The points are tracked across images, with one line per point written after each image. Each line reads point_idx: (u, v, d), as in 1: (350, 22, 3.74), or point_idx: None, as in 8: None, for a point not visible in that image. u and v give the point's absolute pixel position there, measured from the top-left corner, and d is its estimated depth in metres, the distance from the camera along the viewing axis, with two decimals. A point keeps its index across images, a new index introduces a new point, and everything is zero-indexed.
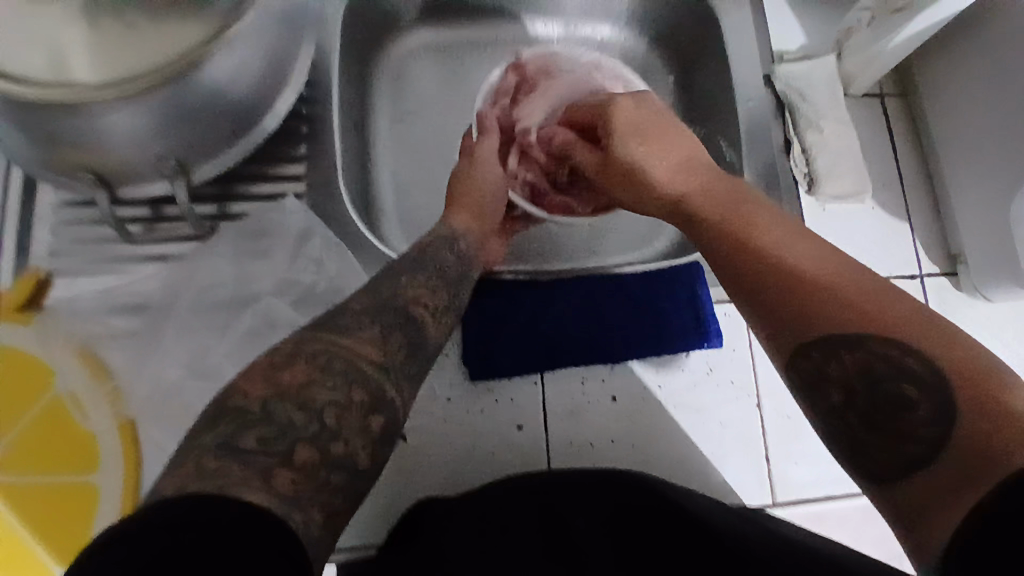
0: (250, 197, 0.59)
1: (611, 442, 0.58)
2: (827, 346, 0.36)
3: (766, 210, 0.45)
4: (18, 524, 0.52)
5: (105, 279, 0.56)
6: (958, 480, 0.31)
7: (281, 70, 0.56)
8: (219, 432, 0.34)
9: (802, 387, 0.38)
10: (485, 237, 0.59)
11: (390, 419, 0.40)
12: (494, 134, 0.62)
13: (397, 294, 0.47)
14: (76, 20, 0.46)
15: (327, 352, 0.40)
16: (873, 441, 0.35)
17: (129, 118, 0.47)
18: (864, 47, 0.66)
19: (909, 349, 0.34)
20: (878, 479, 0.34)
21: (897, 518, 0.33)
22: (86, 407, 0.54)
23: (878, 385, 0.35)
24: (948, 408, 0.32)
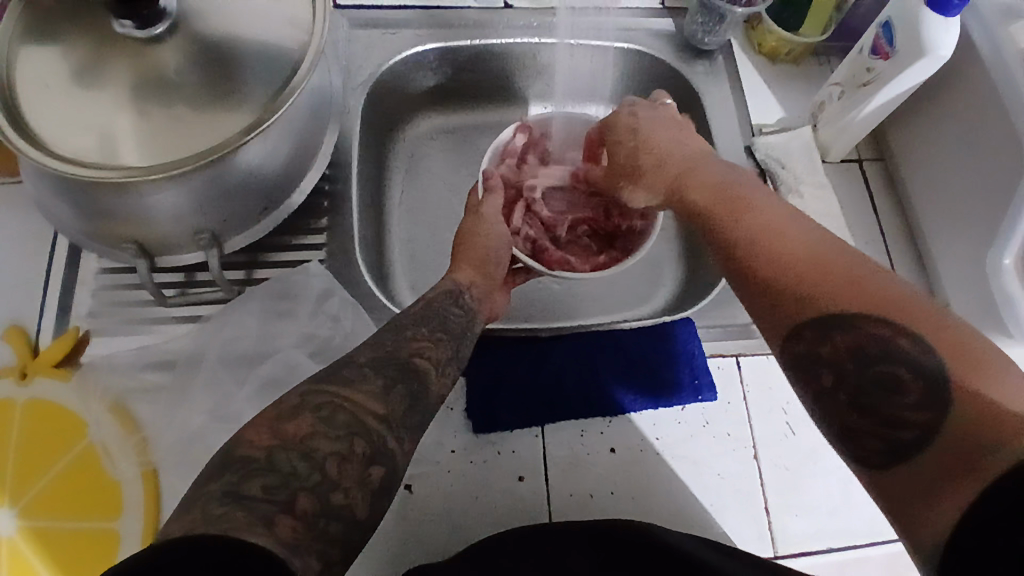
0: (275, 264, 0.65)
1: (611, 494, 0.60)
2: (822, 326, 0.43)
3: (762, 205, 0.52)
4: (43, 569, 0.55)
5: (140, 337, 0.62)
6: (946, 467, 0.36)
7: (309, 152, 0.63)
8: (225, 481, 0.37)
9: (801, 365, 0.44)
10: (490, 290, 0.63)
11: (389, 471, 0.43)
12: (498, 193, 0.68)
13: (401, 347, 0.51)
14: (131, 115, 0.53)
15: (331, 403, 0.44)
16: (867, 425, 0.40)
17: (173, 196, 0.54)
18: (836, 119, 0.72)
19: (901, 332, 0.40)
20: (875, 464, 0.40)
21: (892, 500, 0.38)
22: (115, 456, 0.58)
23: (870, 367, 0.41)
24: (937, 396, 0.38)
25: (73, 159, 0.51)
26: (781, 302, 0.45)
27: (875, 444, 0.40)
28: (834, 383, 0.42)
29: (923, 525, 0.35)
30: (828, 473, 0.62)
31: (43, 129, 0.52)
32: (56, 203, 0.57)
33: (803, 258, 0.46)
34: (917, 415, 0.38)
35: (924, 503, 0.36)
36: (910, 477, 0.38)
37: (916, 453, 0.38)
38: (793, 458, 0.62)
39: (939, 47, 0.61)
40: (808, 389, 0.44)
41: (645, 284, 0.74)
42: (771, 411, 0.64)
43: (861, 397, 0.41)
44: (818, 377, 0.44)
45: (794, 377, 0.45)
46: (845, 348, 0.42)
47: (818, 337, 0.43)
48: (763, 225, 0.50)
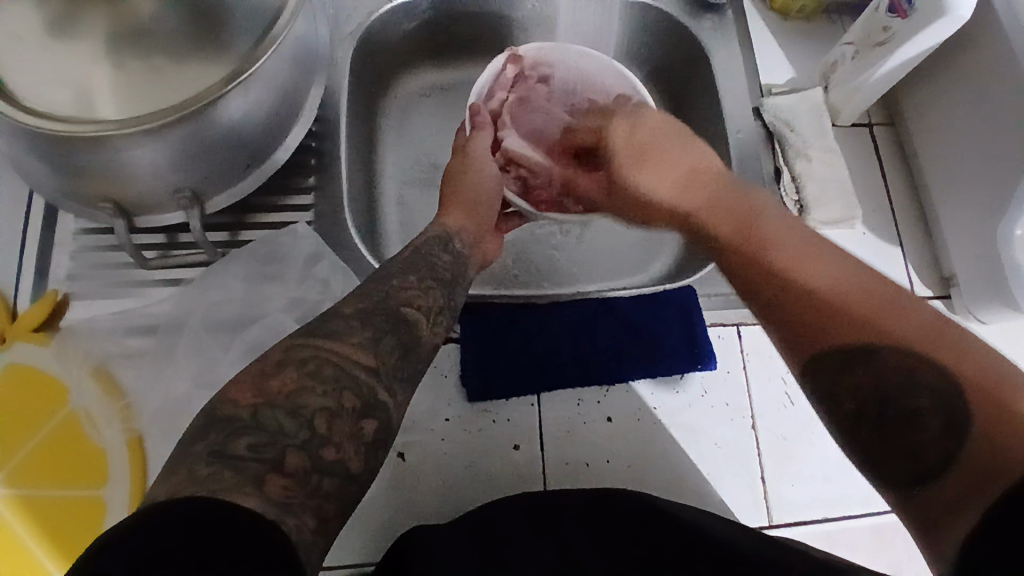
0: (261, 225, 0.62)
1: (607, 462, 0.59)
2: (841, 362, 0.41)
3: (771, 225, 0.51)
4: (34, 542, 0.53)
5: (121, 301, 0.59)
6: (972, 485, 0.33)
7: (293, 107, 0.60)
8: (210, 441, 0.35)
9: (821, 397, 0.42)
10: (482, 235, 0.61)
11: (383, 422, 0.41)
12: (486, 130, 0.65)
13: (390, 296, 0.48)
14: (105, 63, 0.50)
15: (316, 357, 0.41)
16: (892, 449, 0.38)
17: (150, 153, 0.51)
18: (847, 80, 0.69)
19: (923, 364, 0.38)
20: (901, 489, 0.37)
21: (915, 521, 0.36)
22: (99, 422, 0.56)
23: (895, 397, 0.39)
24: (955, 416, 0.36)
25: (44, 114, 0.48)
26: (800, 333, 0.43)
27: (893, 466, 0.38)
28: (856, 411, 0.40)
29: (944, 539, 0.34)
30: (826, 442, 0.61)
31: (12, 81, 0.49)
32: (26, 158, 0.54)
33: (826, 288, 0.43)
34: (937, 439, 0.36)
35: (939, 517, 0.35)
36: (935, 496, 0.35)
37: (938, 474, 0.35)
38: (792, 426, 0.62)
39: (958, 7, 0.58)
40: (828, 415, 0.42)
41: (643, 250, 0.72)
42: (770, 379, 0.63)
43: (881, 423, 0.39)
44: (836, 404, 0.41)
45: (815, 407, 0.43)
46: (864, 377, 0.40)
47: (840, 370, 0.41)
48: (785, 246, 0.48)
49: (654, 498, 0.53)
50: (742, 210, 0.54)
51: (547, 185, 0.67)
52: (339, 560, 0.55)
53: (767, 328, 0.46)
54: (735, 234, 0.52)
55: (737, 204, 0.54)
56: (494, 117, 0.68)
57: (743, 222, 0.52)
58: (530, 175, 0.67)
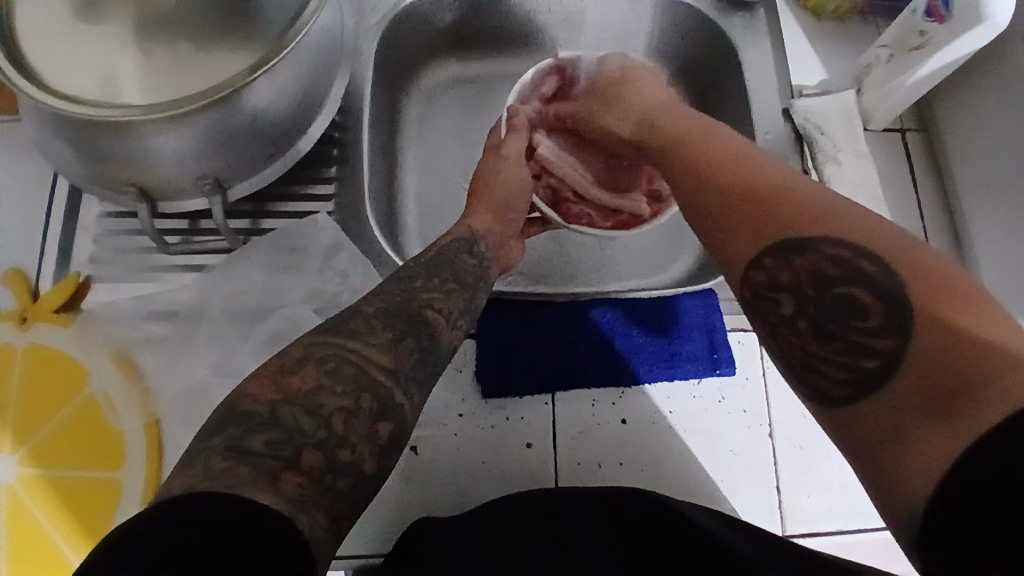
0: (283, 214, 0.62)
1: (620, 466, 0.59)
2: (781, 251, 0.39)
3: (722, 137, 0.50)
4: (53, 528, 0.54)
5: (142, 287, 0.60)
6: (928, 411, 0.32)
7: (317, 97, 0.59)
8: (229, 435, 0.35)
9: (756, 297, 0.40)
10: (505, 239, 0.61)
11: (397, 425, 0.41)
12: (522, 133, 0.65)
13: (412, 297, 0.48)
14: (133, 50, 0.50)
15: (337, 355, 0.41)
16: (834, 357, 0.36)
17: (174, 139, 0.50)
18: (880, 84, 0.67)
19: (860, 251, 0.37)
20: (837, 403, 0.36)
21: (854, 444, 0.35)
22: (117, 406, 0.57)
23: (834, 290, 0.37)
24: (901, 320, 0.34)
25: (72, 99, 0.48)
26: (735, 234, 0.42)
27: (836, 376, 0.36)
28: (795, 311, 0.38)
29: (901, 475, 0.31)
30: (843, 454, 0.60)
31: (42, 65, 0.49)
32: (53, 142, 0.54)
33: (751, 180, 0.44)
34: (882, 343, 0.34)
35: (890, 442, 0.33)
36: (876, 414, 0.34)
37: (882, 386, 0.34)
38: (809, 437, 0.60)
39: (996, 15, 0.57)
40: (767, 319, 0.40)
41: (664, 251, 0.71)
42: (789, 388, 0.62)
43: (822, 325, 0.37)
44: (776, 306, 0.39)
45: (754, 310, 0.41)
46: (803, 270, 0.38)
47: (779, 262, 0.39)
48: (724, 153, 0.48)
49: (661, 495, 0.53)
50: (697, 127, 0.53)
51: (578, 197, 0.66)
52: (349, 552, 0.56)
53: (702, 226, 0.45)
54: (673, 145, 0.53)
55: (674, 117, 0.56)
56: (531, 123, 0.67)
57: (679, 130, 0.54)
58: (560, 184, 0.66)
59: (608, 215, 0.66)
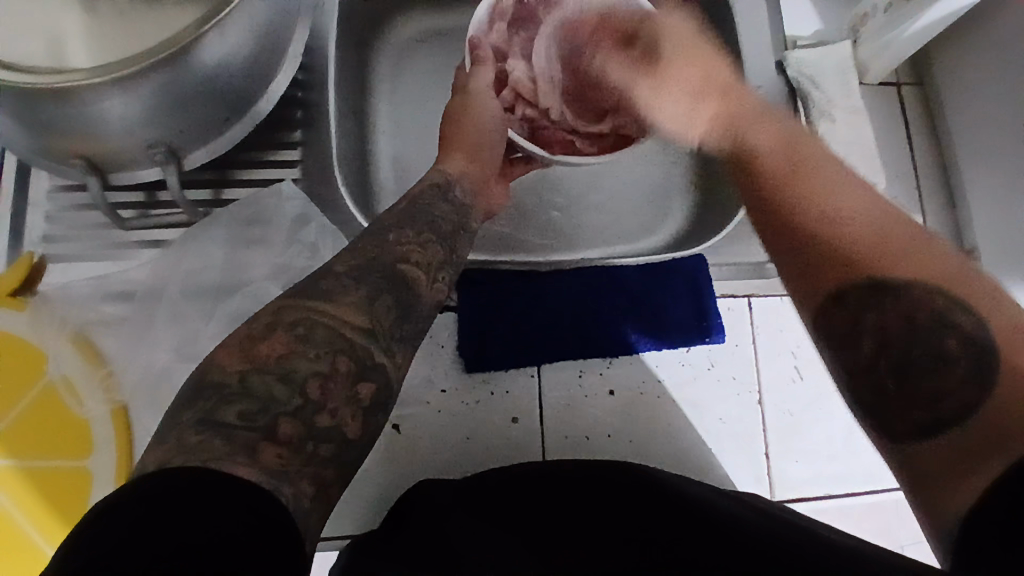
0: (245, 184, 0.59)
1: (607, 437, 0.58)
2: (866, 291, 0.38)
3: (812, 157, 0.47)
4: (25, 520, 0.52)
5: (101, 266, 0.56)
6: (981, 448, 0.32)
7: (276, 50, 0.54)
8: (198, 409, 0.33)
9: (835, 339, 0.39)
10: (485, 182, 0.56)
11: (381, 384, 0.38)
12: (489, 67, 0.58)
13: (385, 251, 0.43)
14: (78, 12, 0.45)
15: (308, 319, 0.37)
16: (905, 402, 0.35)
17: (120, 106, 0.46)
18: (879, 35, 0.63)
19: (955, 303, 0.36)
20: (906, 442, 0.35)
21: (911, 477, 0.34)
22: (80, 393, 0.54)
23: (920, 334, 0.36)
24: (984, 368, 0.33)
25: (6, 61, 0.43)
26: (818, 266, 0.40)
27: (915, 419, 0.35)
28: (877, 351, 0.37)
29: (946, 496, 0.32)
30: (832, 419, 0.60)
31: None
32: None
33: (839, 216, 0.41)
34: (959, 390, 0.34)
35: (949, 476, 0.32)
36: (935, 450, 0.33)
37: (951, 427, 0.33)
38: (798, 403, 0.60)
39: None
40: (842, 358, 0.38)
41: (647, 216, 0.66)
42: (779, 354, 0.60)
43: (906, 370, 0.36)
44: (856, 348, 0.38)
45: (831, 352, 0.39)
46: (891, 313, 0.37)
47: (869, 304, 0.38)
48: (826, 186, 0.44)
49: (639, 466, 0.51)
50: (778, 133, 0.50)
51: (558, 125, 0.61)
52: (334, 531, 0.55)
53: (778, 263, 0.43)
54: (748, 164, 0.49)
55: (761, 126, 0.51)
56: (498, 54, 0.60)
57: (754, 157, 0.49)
58: (537, 114, 0.61)
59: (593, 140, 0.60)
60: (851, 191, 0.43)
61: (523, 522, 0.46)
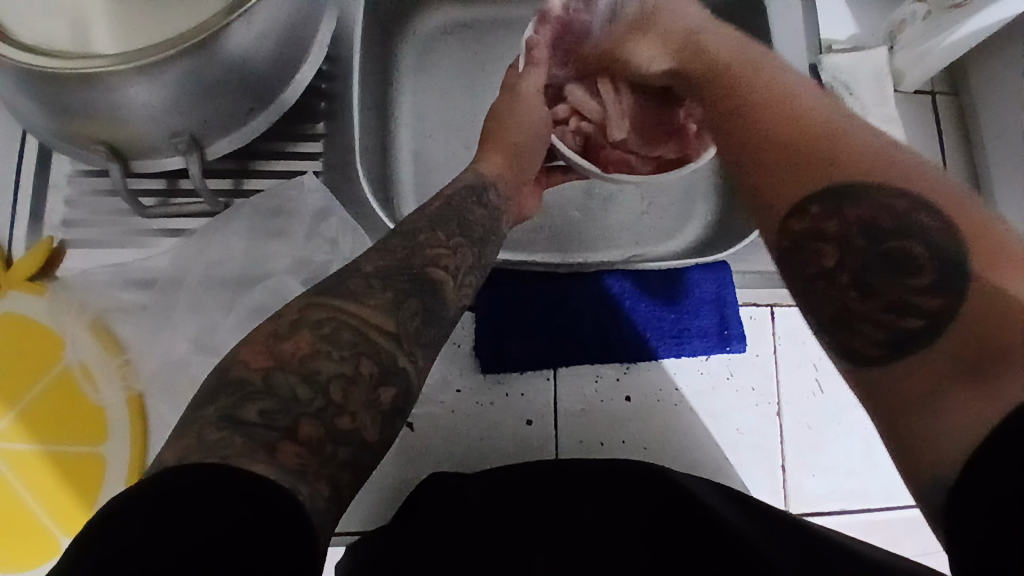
0: (266, 175, 0.58)
1: (623, 443, 0.57)
2: (829, 198, 0.35)
3: (759, 70, 0.45)
4: (38, 504, 0.52)
5: (120, 252, 0.56)
6: (957, 376, 0.29)
7: (303, 40, 0.54)
8: (221, 405, 0.32)
9: (792, 247, 0.37)
10: (520, 187, 0.55)
11: (402, 389, 0.37)
12: (541, 69, 0.58)
13: (415, 253, 0.43)
14: None
15: (335, 319, 0.37)
16: (866, 312, 0.33)
17: (145, 92, 0.45)
18: (916, 43, 0.61)
19: (917, 206, 0.33)
20: (870, 363, 0.33)
21: (877, 411, 0.32)
22: (97, 379, 0.54)
23: (881, 243, 0.33)
24: (953, 278, 0.31)
25: (36, 47, 0.43)
26: (769, 183, 0.39)
27: (872, 335, 0.33)
28: (838, 263, 0.35)
29: (928, 441, 0.28)
30: (854, 433, 0.59)
31: None
32: (12, 94, 0.49)
33: (801, 122, 0.40)
34: (927, 301, 0.31)
35: (924, 408, 0.29)
36: (901, 377, 0.31)
37: (921, 346, 0.31)
38: (819, 416, 0.59)
39: None
40: (805, 270, 0.36)
41: (670, 220, 0.64)
42: (800, 365, 0.59)
43: (865, 279, 0.33)
44: (817, 257, 0.36)
45: (790, 261, 0.37)
46: (854, 221, 0.34)
47: (826, 211, 0.35)
48: (792, 99, 0.42)
49: (660, 466, 0.50)
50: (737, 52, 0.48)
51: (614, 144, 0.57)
52: (347, 527, 0.55)
53: (729, 155, 0.44)
54: (709, 89, 0.47)
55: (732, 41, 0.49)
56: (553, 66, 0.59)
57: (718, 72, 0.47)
58: (592, 130, 0.58)
59: (647, 158, 0.58)
60: (813, 100, 0.42)
61: (540, 520, 0.45)
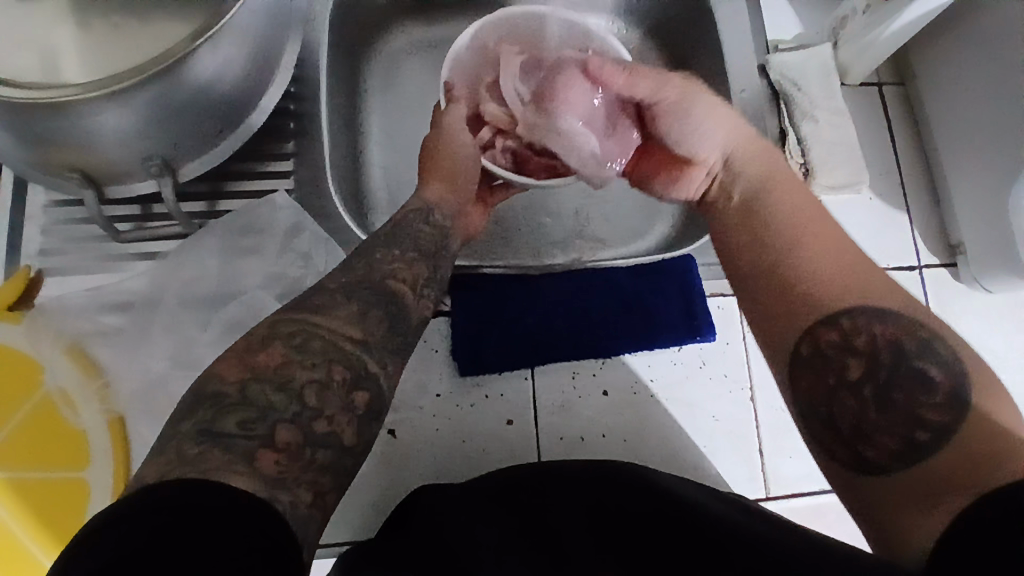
0: (238, 195, 0.59)
1: (602, 437, 0.58)
2: (864, 317, 0.42)
3: (796, 184, 0.51)
4: (24, 534, 0.52)
5: (97, 277, 0.57)
6: (941, 486, 0.36)
7: (269, 64, 0.56)
8: (198, 419, 0.33)
9: (814, 355, 0.43)
10: (464, 204, 0.56)
11: (375, 394, 0.39)
12: (462, 102, 0.59)
13: (373, 270, 0.44)
14: (71, 24, 0.46)
15: (304, 331, 0.38)
16: (881, 421, 0.39)
17: (115, 117, 0.46)
18: (858, 37, 0.64)
19: (932, 337, 0.40)
20: (879, 469, 0.39)
21: (872, 516, 0.39)
22: (77, 404, 0.55)
23: (905, 365, 0.40)
24: (959, 404, 0.38)
25: (8, 80, 0.44)
26: (798, 299, 0.44)
27: (885, 444, 0.39)
28: (862, 376, 0.41)
29: (905, 530, 0.36)
30: None
31: None
32: None
33: (828, 250, 0.46)
34: (938, 417, 0.38)
35: (920, 507, 0.36)
36: (902, 483, 0.38)
37: (923, 456, 0.37)
38: None
39: None
40: (826, 379, 0.42)
41: (638, 219, 0.66)
42: None
43: (888, 394, 0.39)
44: (843, 369, 0.41)
45: (809, 370, 0.43)
46: (882, 341, 0.41)
47: (856, 326, 0.42)
48: (784, 224, 0.48)
49: (642, 467, 0.51)
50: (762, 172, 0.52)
51: (538, 152, 0.60)
52: (331, 538, 0.55)
53: (752, 279, 0.48)
54: (736, 213, 0.52)
55: (749, 155, 0.54)
56: (472, 98, 0.61)
57: (760, 187, 0.51)
58: (518, 145, 0.60)
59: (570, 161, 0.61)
60: (834, 223, 0.48)
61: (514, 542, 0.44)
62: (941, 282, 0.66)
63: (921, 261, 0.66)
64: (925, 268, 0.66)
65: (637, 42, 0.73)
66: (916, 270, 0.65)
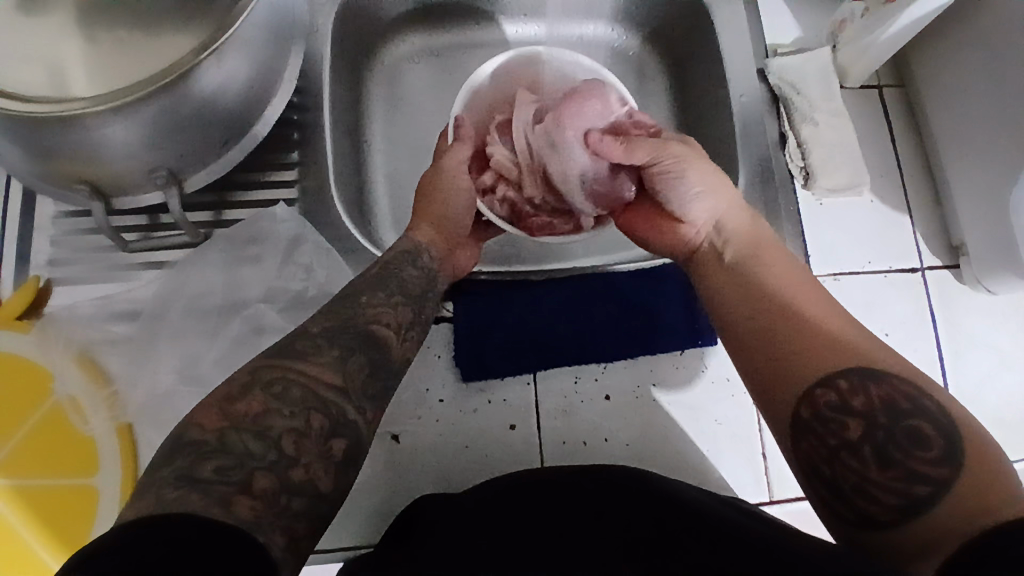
0: (244, 203, 0.60)
1: (605, 441, 0.58)
2: (858, 377, 0.42)
3: (783, 253, 0.52)
4: (33, 539, 0.53)
5: (104, 287, 0.58)
6: (942, 532, 0.36)
7: (272, 77, 0.57)
8: (176, 465, 0.34)
9: (813, 417, 0.42)
10: (452, 248, 0.58)
11: (353, 441, 0.40)
12: (468, 142, 0.60)
13: (358, 313, 0.46)
14: (78, 40, 0.47)
15: (283, 378, 0.40)
16: (881, 479, 0.39)
17: (122, 130, 0.47)
18: (857, 39, 0.64)
19: (920, 392, 0.41)
20: (882, 523, 0.39)
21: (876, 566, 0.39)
22: (86, 411, 0.55)
23: (900, 421, 0.40)
24: (952, 455, 0.38)
25: (18, 94, 0.45)
26: (796, 360, 0.44)
27: (887, 501, 0.39)
28: (861, 436, 0.40)
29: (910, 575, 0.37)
30: None
31: None
32: None
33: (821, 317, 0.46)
34: (933, 471, 0.38)
35: (925, 554, 0.36)
36: (905, 535, 0.38)
37: (924, 510, 0.37)
38: None
39: None
40: (826, 441, 0.41)
41: None
42: None
43: (886, 452, 0.39)
44: (842, 429, 0.41)
45: (809, 433, 0.42)
46: (877, 402, 0.41)
47: (852, 387, 0.42)
48: (778, 289, 0.49)
49: (647, 473, 0.51)
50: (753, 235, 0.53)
51: (537, 207, 0.61)
52: (335, 543, 0.55)
53: (749, 340, 0.47)
54: (731, 273, 0.51)
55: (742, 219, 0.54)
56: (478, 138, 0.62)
57: (751, 253, 0.52)
58: (517, 196, 0.61)
59: (568, 218, 0.62)
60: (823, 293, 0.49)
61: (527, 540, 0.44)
62: (944, 283, 0.66)
63: (923, 263, 0.66)
64: (927, 270, 0.66)
65: (637, 47, 0.74)
66: (918, 272, 0.65)
